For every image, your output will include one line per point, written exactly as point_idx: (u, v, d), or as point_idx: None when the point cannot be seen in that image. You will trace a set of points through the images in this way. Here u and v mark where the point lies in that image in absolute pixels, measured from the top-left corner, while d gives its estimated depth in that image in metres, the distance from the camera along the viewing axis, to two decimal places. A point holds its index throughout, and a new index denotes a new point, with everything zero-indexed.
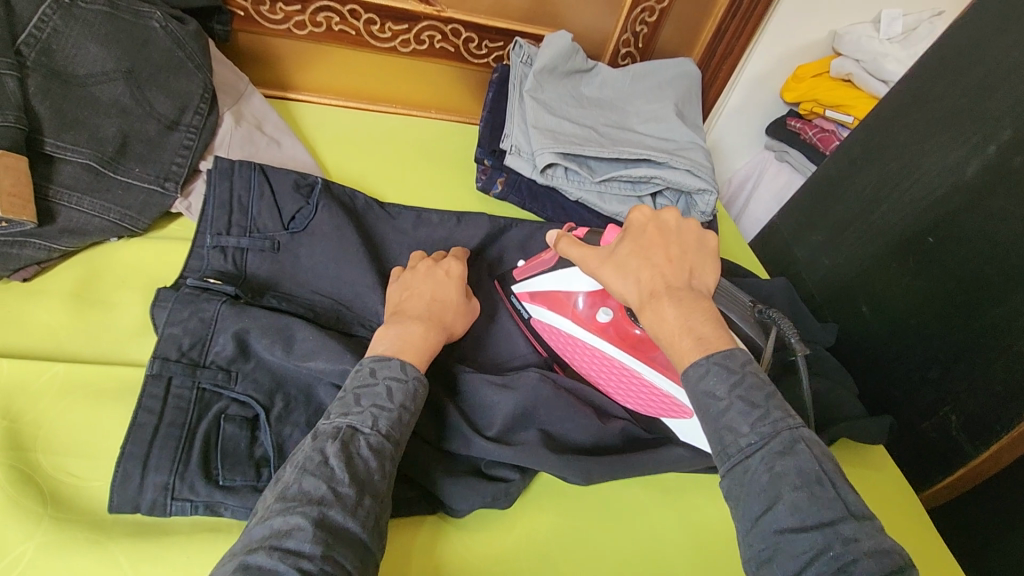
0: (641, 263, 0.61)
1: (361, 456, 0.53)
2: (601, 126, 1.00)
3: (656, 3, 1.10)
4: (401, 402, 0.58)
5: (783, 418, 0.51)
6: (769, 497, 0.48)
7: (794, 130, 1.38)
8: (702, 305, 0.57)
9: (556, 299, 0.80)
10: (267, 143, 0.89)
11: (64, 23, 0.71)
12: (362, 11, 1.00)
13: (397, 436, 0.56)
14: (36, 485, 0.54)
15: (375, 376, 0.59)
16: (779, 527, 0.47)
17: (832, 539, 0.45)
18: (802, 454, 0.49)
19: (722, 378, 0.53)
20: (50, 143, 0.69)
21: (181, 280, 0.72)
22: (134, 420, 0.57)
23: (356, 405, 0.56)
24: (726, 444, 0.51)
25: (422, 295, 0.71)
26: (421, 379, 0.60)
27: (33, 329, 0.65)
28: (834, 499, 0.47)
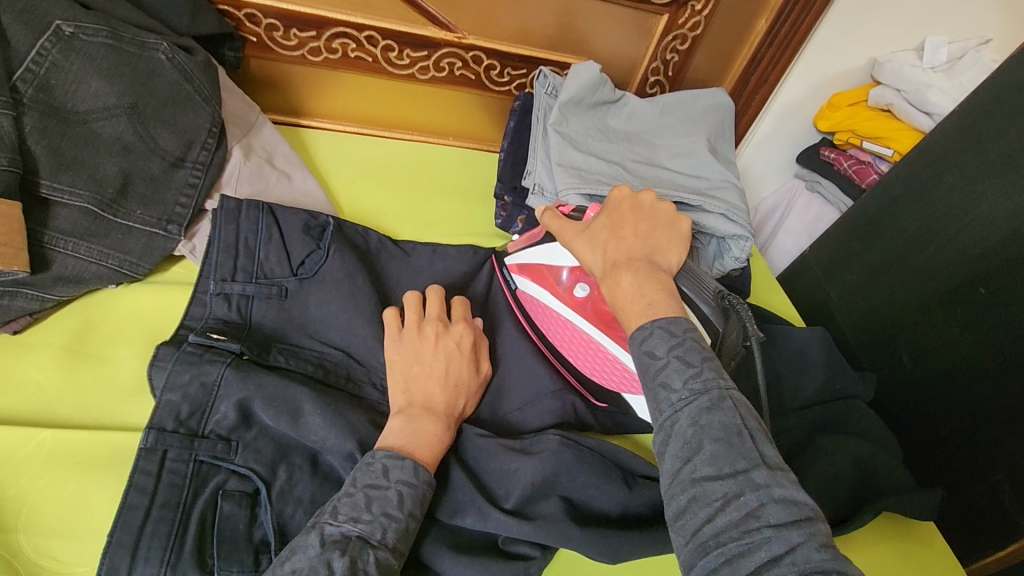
0: (610, 233, 0.63)
1: (369, 572, 0.49)
2: (629, 162, 0.94)
3: (688, 31, 1.04)
4: (411, 511, 0.54)
5: (714, 378, 0.50)
6: (691, 449, 0.47)
7: (828, 160, 1.32)
8: (659, 277, 0.58)
9: (540, 271, 0.78)
10: (277, 178, 0.84)
11: (65, 56, 0.67)
12: (380, 38, 0.95)
13: (404, 548, 0.53)
14: (16, 573, 0.49)
15: (388, 477, 0.55)
16: (695, 476, 0.46)
17: (744, 485, 0.44)
18: (726, 410, 0.48)
19: (663, 340, 0.52)
20: (46, 184, 0.65)
21: (181, 332, 0.67)
22: (124, 501, 0.53)
23: (367, 511, 0.52)
24: (659, 400, 0.50)
25: (433, 374, 0.66)
26: (431, 483, 0.57)
27: (22, 388, 0.60)
28: (751, 450, 0.46)
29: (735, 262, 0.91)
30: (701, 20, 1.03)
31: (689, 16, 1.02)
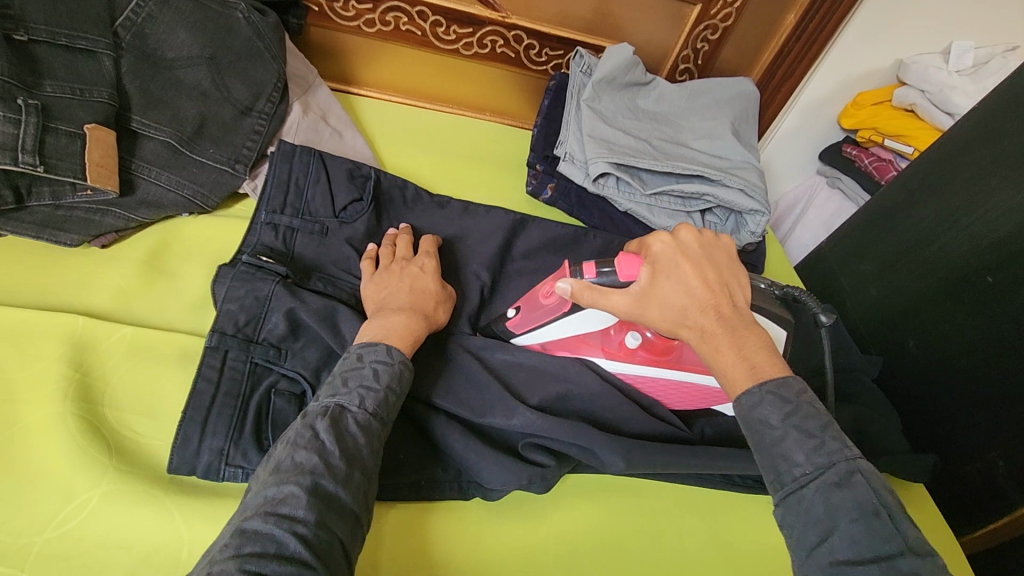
0: (683, 298, 0.62)
1: (350, 433, 0.56)
2: (655, 139, 1.00)
3: (719, 21, 1.10)
4: (388, 384, 0.61)
5: (838, 450, 0.53)
6: (825, 527, 0.50)
7: (850, 157, 1.35)
8: (752, 331, 0.61)
9: (573, 341, 0.77)
10: (330, 134, 0.92)
11: (158, 8, 0.76)
12: (430, 13, 1.03)
13: (385, 415, 0.60)
14: (102, 437, 0.57)
15: (362, 360, 0.62)
16: (834, 559, 0.49)
17: (886, 573, 0.47)
18: (857, 486, 0.51)
19: (775, 408, 0.55)
20: (136, 120, 0.74)
21: (237, 254, 0.74)
22: (194, 388, 0.60)
23: (344, 386, 0.59)
24: (781, 472, 0.54)
25: (400, 291, 0.73)
26: (405, 361, 0.63)
27: (106, 291, 0.68)
28: (893, 533, 0.49)
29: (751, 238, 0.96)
30: (732, 11, 1.08)
31: (721, 7, 1.07)
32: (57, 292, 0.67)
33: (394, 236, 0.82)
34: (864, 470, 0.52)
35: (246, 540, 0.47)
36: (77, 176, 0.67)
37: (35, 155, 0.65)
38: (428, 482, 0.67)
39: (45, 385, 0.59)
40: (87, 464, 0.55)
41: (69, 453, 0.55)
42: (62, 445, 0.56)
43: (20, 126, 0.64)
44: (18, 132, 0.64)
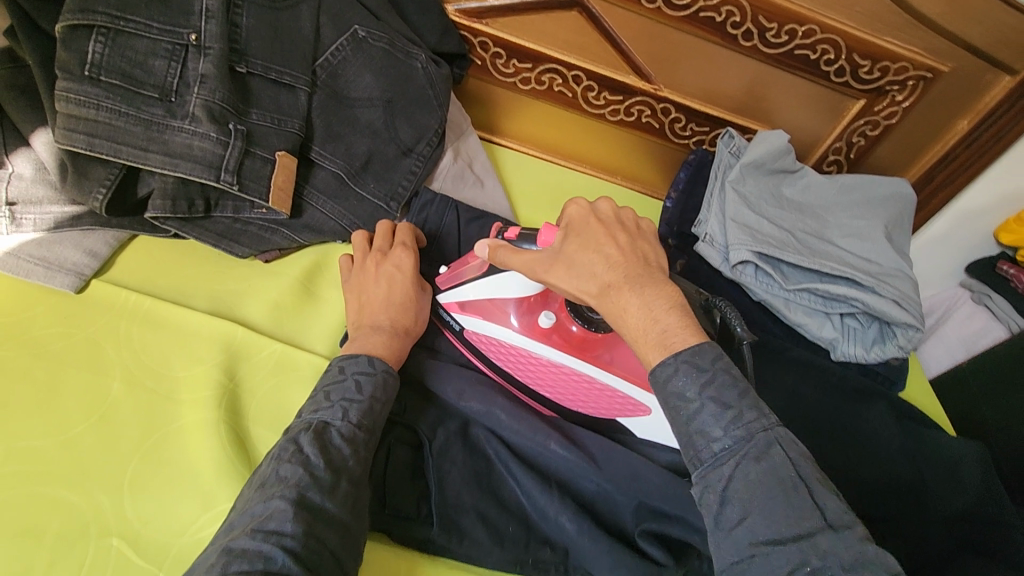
0: (594, 257, 0.60)
1: (335, 444, 0.57)
2: (800, 232, 0.96)
3: (882, 118, 1.05)
4: (371, 394, 0.61)
5: (756, 421, 0.52)
6: (745, 507, 0.50)
7: (1004, 275, 1.15)
8: (666, 292, 0.58)
9: (489, 309, 0.74)
10: (473, 182, 0.96)
11: (352, 53, 0.82)
12: (585, 78, 1.06)
13: (370, 424, 0.60)
14: (243, 450, 0.61)
15: (344, 372, 0.62)
16: (753, 540, 0.49)
17: (808, 554, 0.47)
18: (776, 458, 0.50)
19: (690, 378, 0.54)
20: (315, 150, 0.80)
21: None
22: None
23: (327, 400, 0.60)
24: (698, 449, 0.53)
25: (378, 296, 0.70)
26: (389, 371, 0.64)
27: (265, 303, 0.73)
28: (811, 508, 0.49)
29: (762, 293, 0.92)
30: (899, 110, 1.03)
31: (888, 105, 1.03)
32: (225, 301, 0.73)
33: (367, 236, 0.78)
34: (786, 442, 0.52)
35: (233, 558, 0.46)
36: (261, 197, 0.73)
37: (234, 175, 0.71)
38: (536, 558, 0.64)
39: (203, 389, 0.63)
40: (227, 476, 0.58)
41: (216, 459, 0.59)
42: (210, 453, 0.59)
43: (228, 147, 0.70)
44: (225, 153, 0.70)
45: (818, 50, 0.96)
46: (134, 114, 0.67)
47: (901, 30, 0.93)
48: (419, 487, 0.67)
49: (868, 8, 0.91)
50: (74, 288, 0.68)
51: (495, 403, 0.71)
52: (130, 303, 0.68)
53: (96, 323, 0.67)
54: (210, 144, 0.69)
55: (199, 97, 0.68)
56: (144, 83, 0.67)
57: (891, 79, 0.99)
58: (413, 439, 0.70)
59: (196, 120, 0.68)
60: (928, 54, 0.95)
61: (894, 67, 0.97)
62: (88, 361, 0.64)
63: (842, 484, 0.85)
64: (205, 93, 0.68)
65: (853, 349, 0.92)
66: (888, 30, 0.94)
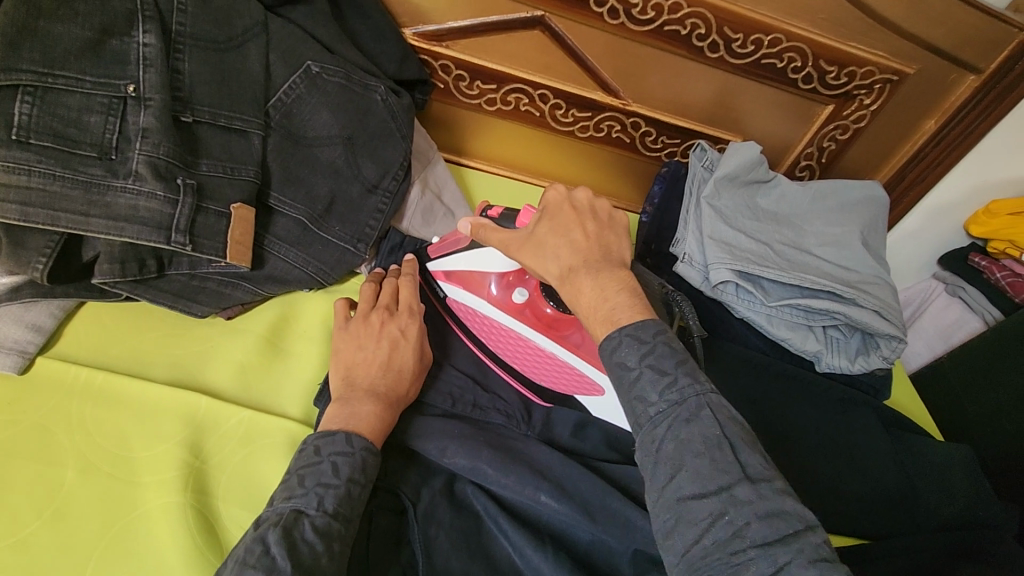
0: (559, 240, 0.61)
1: (306, 540, 0.52)
2: (778, 244, 0.94)
3: (851, 121, 1.04)
4: (348, 478, 0.57)
5: (689, 386, 0.52)
6: (674, 464, 0.50)
7: (976, 267, 1.16)
8: (618, 276, 0.59)
9: (470, 280, 0.80)
10: (443, 214, 0.93)
11: (307, 90, 0.78)
12: (551, 96, 1.03)
13: (346, 514, 0.56)
14: (213, 535, 0.57)
15: (320, 453, 0.58)
16: (681, 495, 0.49)
17: (727, 504, 0.47)
18: (705, 420, 0.51)
19: (633, 349, 0.54)
20: (273, 196, 0.75)
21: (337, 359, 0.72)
22: None
23: (300, 486, 0.56)
24: (639, 414, 0.53)
25: (377, 359, 0.68)
26: (369, 449, 0.60)
27: (230, 366, 0.69)
28: (733, 463, 0.49)
29: (743, 309, 0.90)
30: (868, 113, 1.03)
31: (856, 109, 1.02)
32: (187, 367, 0.68)
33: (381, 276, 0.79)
34: (717, 405, 0.52)
35: None
36: (218, 254, 0.69)
37: (186, 235, 0.66)
38: None
39: (166, 471, 0.59)
40: (197, 567, 0.54)
41: (184, 550, 0.55)
42: (177, 544, 0.55)
43: (177, 206, 0.66)
44: (175, 212, 0.66)
45: (785, 58, 0.95)
46: (70, 177, 0.62)
47: (864, 34, 0.93)
48: (405, 553, 0.64)
49: (832, 15, 0.90)
50: (17, 369, 0.64)
51: (480, 458, 0.68)
52: (81, 380, 0.63)
53: (45, 404, 0.62)
54: (158, 204, 0.65)
55: (141, 153, 0.64)
56: (79, 142, 0.62)
57: (858, 83, 0.98)
58: (396, 502, 0.67)
59: (140, 178, 0.64)
60: (894, 57, 0.95)
61: (861, 72, 0.96)
62: (39, 450, 0.59)
63: (836, 501, 0.84)
64: (147, 148, 0.64)
65: (838, 360, 0.91)
66: (853, 35, 0.93)
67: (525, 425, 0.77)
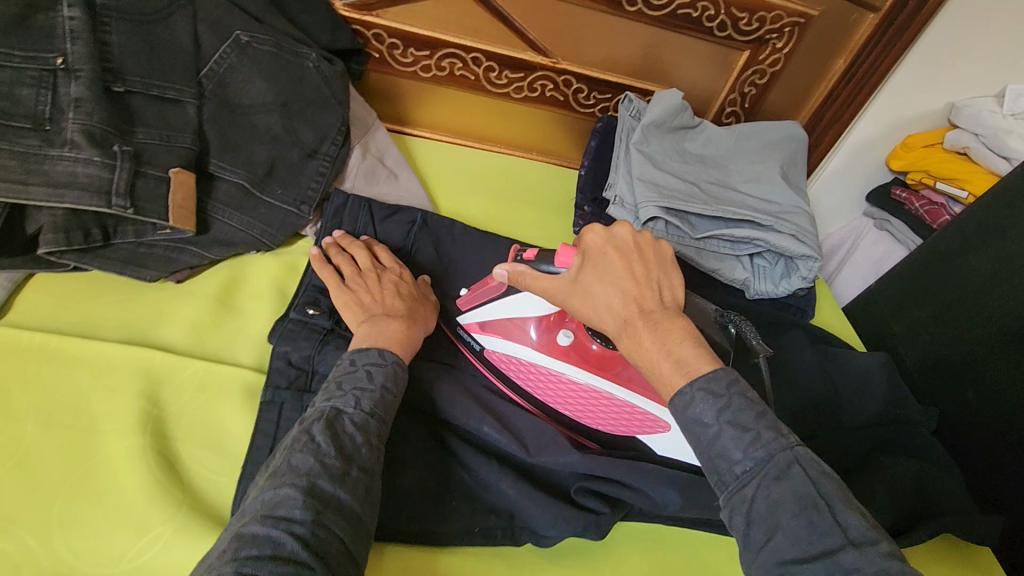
0: (609, 289, 0.61)
1: (347, 432, 0.58)
2: (704, 183, 1.01)
3: (767, 66, 1.11)
4: (382, 384, 0.63)
5: (775, 441, 0.54)
6: (770, 527, 0.51)
7: (898, 200, 1.26)
8: (677, 325, 0.59)
9: (509, 327, 0.77)
10: (386, 176, 0.96)
11: (238, 59, 0.80)
12: (484, 59, 1.07)
13: (382, 413, 0.62)
14: (175, 471, 0.60)
15: (354, 365, 0.65)
16: (780, 559, 0.50)
17: (833, 570, 0.48)
18: (796, 478, 0.52)
19: (708, 404, 0.55)
20: (214, 163, 0.78)
21: (286, 311, 0.76)
22: (253, 442, 0.63)
23: (340, 390, 0.62)
24: (723, 471, 0.54)
25: (386, 295, 0.75)
26: (399, 361, 0.66)
27: (181, 324, 0.72)
28: (831, 524, 0.50)
29: (679, 245, 0.95)
30: (781, 56, 1.09)
31: (770, 53, 1.09)
32: (140, 328, 0.71)
33: (343, 241, 0.81)
34: (804, 459, 0.54)
35: (244, 544, 0.48)
36: (161, 217, 0.71)
37: (127, 199, 0.69)
38: (484, 527, 0.67)
39: (125, 418, 0.62)
40: (161, 499, 0.58)
41: (147, 485, 0.59)
42: (140, 480, 0.59)
43: (115, 171, 0.68)
44: (113, 176, 0.68)
45: (698, 7, 1.01)
46: (8, 148, 0.64)
47: None
48: None
49: None
50: None
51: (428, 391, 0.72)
52: (34, 344, 0.66)
53: None
54: (96, 169, 0.67)
55: (75, 122, 0.66)
56: (13, 114, 0.65)
57: (769, 28, 1.04)
58: None
59: (77, 146, 0.66)
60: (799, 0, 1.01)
61: (770, 16, 1.02)
62: None
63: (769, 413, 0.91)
64: (81, 117, 0.67)
65: (764, 286, 0.98)
66: None
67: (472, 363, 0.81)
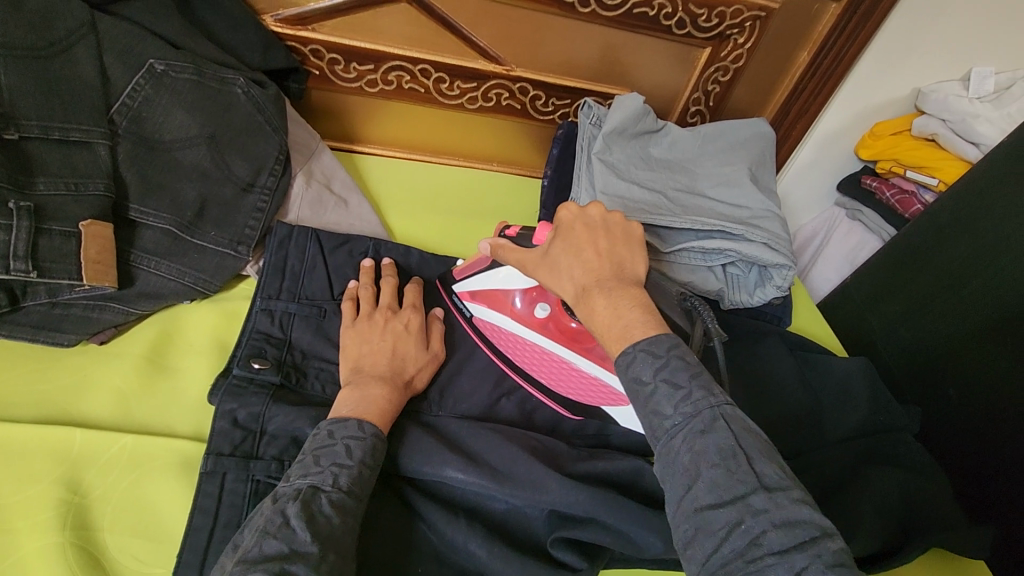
0: (571, 259, 0.61)
1: (322, 513, 0.53)
2: (671, 190, 0.96)
3: (730, 62, 1.06)
4: (361, 459, 0.58)
5: (704, 398, 0.52)
6: (690, 476, 0.50)
7: (870, 189, 1.25)
8: (632, 293, 0.58)
9: (496, 297, 0.79)
10: (334, 204, 0.89)
11: (154, 91, 0.73)
12: (433, 70, 1.01)
13: (360, 492, 0.56)
14: (101, 568, 0.54)
15: (333, 437, 0.59)
16: (698, 505, 0.49)
17: (744, 513, 0.47)
18: (721, 432, 0.50)
19: (648, 364, 0.54)
20: (134, 209, 0.71)
21: (228, 363, 0.69)
22: (190, 523, 0.56)
23: (316, 465, 0.56)
24: (656, 425, 0.53)
25: (383, 349, 0.71)
26: (378, 435, 0.60)
27: (107, 393, 0.66)
28: (749, 473, 0.48)
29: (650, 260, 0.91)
30: (744, 52, 1.04)
31: (732, 49, 1.04)
32: (59, 402, 0.64)
33: (372, 270, 0.80)
34: (731, 417, 0.52)
35: None
36: (73, 276, 0.65)
37: (27, 261, 0.62)
38: None
39: (42, 512, 0.56)
40: None
41: None
42: None
43: (11, 232, 0.61)
44: (10, 239, 0.61)
45: (655, 6, 0.95)
46: None
47: None
48: None
49: None
50: None
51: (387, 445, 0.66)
52: None
53: None
54: None
55: None
56: None
57: (730, 23, 0.99)
58: None
59: None
60: None
61: (730, 11, 0.97)
62: None
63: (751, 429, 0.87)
64: None
65: (738, 295, 0.94)
66: None
67: (435, 404, 0.76)
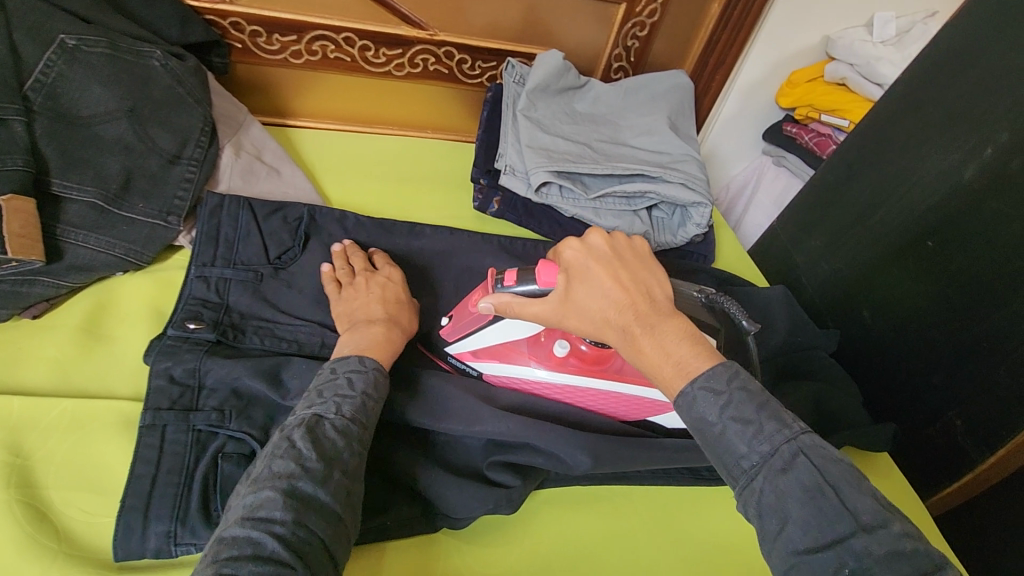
0: (598, 300, 0.59)
1: (327, 436, 0.56)
2: (595, 141, 1.01)
3: (646, 17, 1.10)
4: (364, 390, 0.61)
5: (778, 431, 0.49)
6: (779, 517, 0.47)
7: (790, 135, 1.31)
8: (673, 325, 0.56)
9: (500, 351, 0.77)
10: (266, 174, 0.90)
11: (67, 66, 0.73)
12: (357, 38, 1.02)
13: (364, 420, 0.59)
14: (48, 520, 0.56)
15: (336, 372, 0.62)
16: (794, 548, 0.46)
17: (845, 556, 0.44)
18: (803, 467, 0.47)
19: (711, 403, 0.51)
20: (57, 183, 0.71)
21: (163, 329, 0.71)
22: (133, 472, 0.59)
23: (320, 396, 0.59)
24: (731, 465, 0.50)
25: (372, 300, 0.74)
26: (379, 367, 0.64)
27: (43, 363, 0.67)
28: (844, 513, 0.45)
29: (573, 207, 0.96)
30: (658, 7, 1.09)
31: (647, 4, 1.08)
32: None
33: (343, 250, 0.81)
34: (809, 445, 0.49)
35: (225, 548, 0.47)
36: None
37: None
38: (398, 518, 0.65)
39: None
40: (33, 552, 0.54)
41: (14, 540, 0.54)
42: (7, 536, 0.54)
43: None
44: None
45: None
46: None
47: None
48: None
49: None
50: None
51: None
52: None
53: None
54: None
55: None
56: None
57: None
58: None
59: None
60: None
61: None
62: None
63: None
64: None
65: (664, 236, 1.00)
66: None
67: None
